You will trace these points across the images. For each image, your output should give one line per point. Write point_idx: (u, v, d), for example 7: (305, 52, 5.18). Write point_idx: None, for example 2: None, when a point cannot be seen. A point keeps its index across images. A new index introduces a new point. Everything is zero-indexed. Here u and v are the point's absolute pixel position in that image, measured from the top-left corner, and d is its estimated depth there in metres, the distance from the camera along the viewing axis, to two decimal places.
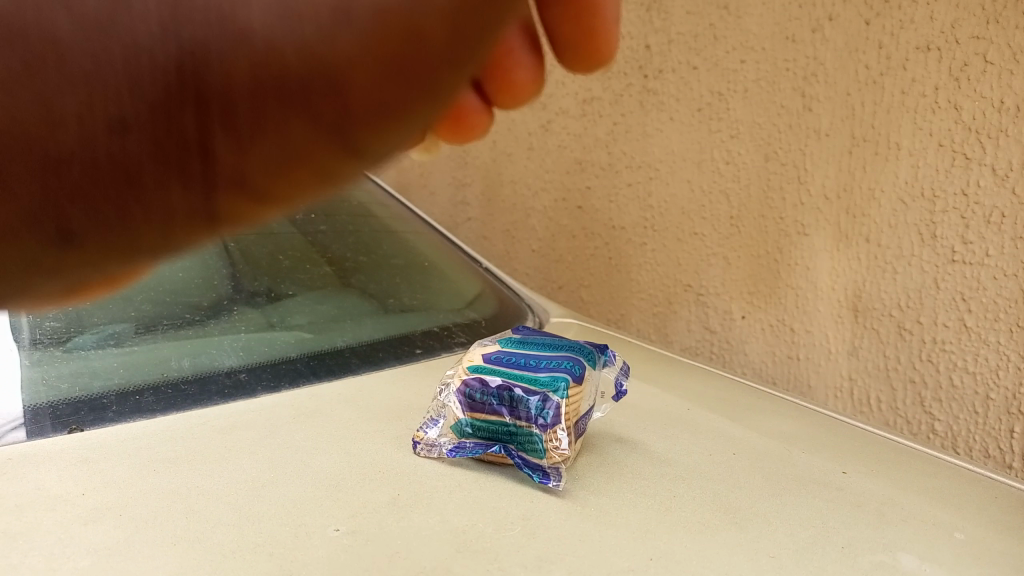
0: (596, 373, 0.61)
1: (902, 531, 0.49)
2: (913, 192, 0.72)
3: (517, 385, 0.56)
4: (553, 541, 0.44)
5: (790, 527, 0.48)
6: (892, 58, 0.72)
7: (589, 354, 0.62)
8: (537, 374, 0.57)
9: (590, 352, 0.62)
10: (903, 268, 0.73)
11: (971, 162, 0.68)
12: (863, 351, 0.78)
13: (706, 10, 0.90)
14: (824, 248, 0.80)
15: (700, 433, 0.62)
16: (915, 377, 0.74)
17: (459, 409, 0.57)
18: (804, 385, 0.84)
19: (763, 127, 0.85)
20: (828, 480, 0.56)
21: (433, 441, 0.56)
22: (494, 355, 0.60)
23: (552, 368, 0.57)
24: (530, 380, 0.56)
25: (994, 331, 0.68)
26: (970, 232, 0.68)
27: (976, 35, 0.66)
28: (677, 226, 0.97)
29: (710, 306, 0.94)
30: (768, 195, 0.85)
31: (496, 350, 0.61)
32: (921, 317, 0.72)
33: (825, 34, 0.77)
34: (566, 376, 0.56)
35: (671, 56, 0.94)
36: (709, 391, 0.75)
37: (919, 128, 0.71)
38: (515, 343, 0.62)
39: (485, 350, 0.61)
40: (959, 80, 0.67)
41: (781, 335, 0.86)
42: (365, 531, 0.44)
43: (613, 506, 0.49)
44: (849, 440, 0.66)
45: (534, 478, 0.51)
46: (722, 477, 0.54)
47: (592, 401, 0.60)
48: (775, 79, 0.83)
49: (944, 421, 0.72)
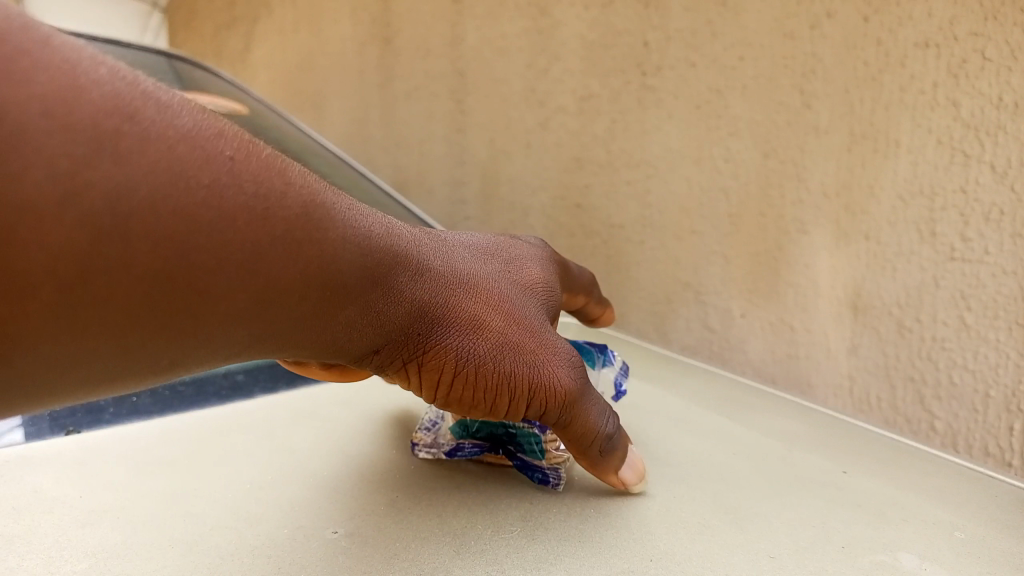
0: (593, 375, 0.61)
1: (901, 531, 0.48)
2: (912, 189, 0.71)
3: None
4: (553, 542, 0.44)
5: (790, 527, 0.48)
6: (891, 54, 0.71)
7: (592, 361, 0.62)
8: None
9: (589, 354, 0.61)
10: (903, 265, 0.72)
11: (970, 159, 0.67)
12: (863, 350, 0.77)
13: (704, 8, 0.90)
14: (824, 245, 0.79)
15: (700, 433, 0.62)
16: (914, 376, 0.73)
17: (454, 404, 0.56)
18: (805, 384, 0.83)
19: (762, 124, 0.85)
20: (828, 480, 0.55)
21: (433, 441, 0.55)
22: None
23: None
24: None
25: (993, 328, 0.66)
26: (969, 229, 0.67)
27: (974, 32, 0.65)
28: (676, 224, 0.97)
29: (709, 304, 0.94)
30: (767, 193, 0.85)
31: None
32: (921, 315, 0.71)
33: (824, 30, 0.77)
34: None
35: (670, 53, 0.95)
36: (708, 390, 0.75)
37: (917, 125, 0.70)
38: None
39: None
40: (958, 77, 0.67)
41: (780, 333, 0.86)
42: (363, 534, 0.44)
43: (612, 508, 0.48)
44: (848, 439, 0.66)
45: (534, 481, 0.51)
46: (722, 476, 0.54)
47: None
48: (774, 77, 0.82)
49: (943, 420, 0.71)
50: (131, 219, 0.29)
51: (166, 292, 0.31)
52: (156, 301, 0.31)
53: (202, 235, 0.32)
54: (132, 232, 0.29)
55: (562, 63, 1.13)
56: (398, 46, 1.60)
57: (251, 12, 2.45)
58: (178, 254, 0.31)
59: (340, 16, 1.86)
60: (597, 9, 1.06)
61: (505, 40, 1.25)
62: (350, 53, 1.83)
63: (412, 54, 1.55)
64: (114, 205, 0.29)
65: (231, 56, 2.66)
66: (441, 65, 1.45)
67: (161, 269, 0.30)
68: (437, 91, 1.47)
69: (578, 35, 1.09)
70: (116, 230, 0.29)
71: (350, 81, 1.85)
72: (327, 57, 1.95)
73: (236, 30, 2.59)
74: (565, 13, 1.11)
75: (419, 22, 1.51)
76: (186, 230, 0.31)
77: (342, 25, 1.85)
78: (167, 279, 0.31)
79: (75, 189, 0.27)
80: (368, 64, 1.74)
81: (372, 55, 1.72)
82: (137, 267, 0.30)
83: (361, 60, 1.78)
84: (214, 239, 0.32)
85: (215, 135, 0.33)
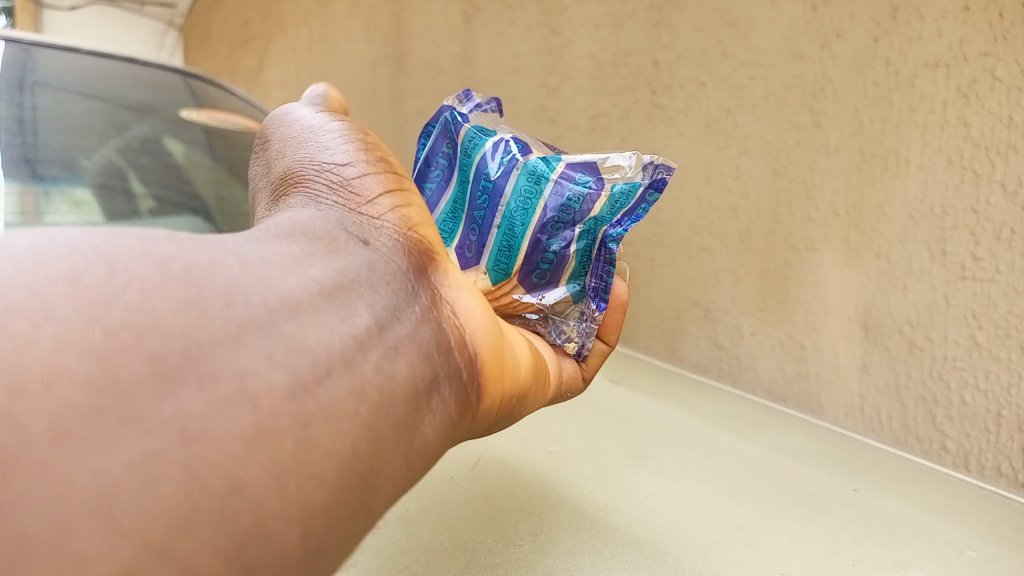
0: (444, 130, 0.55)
1: (912, 547, 0.49)
2: (922, 208, 0.71)
3: (537, 217, 0.49)
4: (563, 556, 0.44)
5: (800, 544, 0.48)
6: (901, 74, 0.72)
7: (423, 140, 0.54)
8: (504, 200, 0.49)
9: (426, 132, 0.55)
10: (914, 284, 0.72)
11: (981, 179, 0.67)
12: (873, 369, 0.77)
13: (714, 27, 0.91)
14: (834, 264, 0.79)
15: (709, 450, 0.62)
16: (926, 395, 0.72)
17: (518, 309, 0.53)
18: (815, 404, 0.83)
19: (771, 143, 0.85)
20: (838, 498, 0.55)
21: (579, 331, 0.51)
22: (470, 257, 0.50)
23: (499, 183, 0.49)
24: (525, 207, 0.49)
25: (1006, 348, 0.66)
26: (980, 248, 0.67)
27: (983, 52, 0.66)
28: (685, 241, 0.97)
29: (719, 322, 0.94)
30: (777, 211, 0.85)
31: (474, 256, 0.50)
32: (932, 334, 0.71)
33: (833, 50, 0.77)
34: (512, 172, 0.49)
35: (680, 72, 0.96)
36: (717, 408, 0.74)
37: (927, 145, 0.70)
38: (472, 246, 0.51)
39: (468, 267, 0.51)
40: (968, 97, 0.67)
41: (790, 351, 0.86)
42: (372, 547, 0.44)
43: (623, 523, 0.49)
44: (858, 458, 0.66)
45: (649, 196, 0.48)
46: (731, 493, 0.54)
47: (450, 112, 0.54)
48: (784, 96, 0.83)
49: (955, 439, 0.70)
50: (204, 315, 0.25)
51: (368, 271, 0.32)
52: (383, 284, 0.32)
53: (277, 269, 0.29)
54: (240, 317, 0.26)
55: (572, 81, 1.14)
56: (409, 65, 1.62)
57: (263, 31, 2.49)
58: (318, 275, 0.30)
59: (352, 35, 1.89)
60: (607, 28, 1.07)
61: (516, 58, 1.27)
62: (362, 71, 1.86)
63: (423, 73, 1.57)
64: (198, 327, 0.24)
65: (246, 74, 2.70)
66: (452, 83, 1.47)
67: (324, 306, 0.29)
68: None
69: (588, 54, 1.11)
70: (243, 329, 0.25)
71: (361, 99, 1.87)
72: (339, 75, 1.98)
73: (248, 49, 2.63)
74: (576, 32, 1.13)
75: (431, 41, 1.53)
76: (255, 280, 0.28)
77: (354, 43, 1.88)
78: (352, 276, 0.31)
79: (162, 350, 0.23)
80: (380, 82, 1.77)
81: (384, 74, 1.74)
82: (299, 332, 0.27)
83: (373, 78, 1.80)
84: (272, 256, 0.30)
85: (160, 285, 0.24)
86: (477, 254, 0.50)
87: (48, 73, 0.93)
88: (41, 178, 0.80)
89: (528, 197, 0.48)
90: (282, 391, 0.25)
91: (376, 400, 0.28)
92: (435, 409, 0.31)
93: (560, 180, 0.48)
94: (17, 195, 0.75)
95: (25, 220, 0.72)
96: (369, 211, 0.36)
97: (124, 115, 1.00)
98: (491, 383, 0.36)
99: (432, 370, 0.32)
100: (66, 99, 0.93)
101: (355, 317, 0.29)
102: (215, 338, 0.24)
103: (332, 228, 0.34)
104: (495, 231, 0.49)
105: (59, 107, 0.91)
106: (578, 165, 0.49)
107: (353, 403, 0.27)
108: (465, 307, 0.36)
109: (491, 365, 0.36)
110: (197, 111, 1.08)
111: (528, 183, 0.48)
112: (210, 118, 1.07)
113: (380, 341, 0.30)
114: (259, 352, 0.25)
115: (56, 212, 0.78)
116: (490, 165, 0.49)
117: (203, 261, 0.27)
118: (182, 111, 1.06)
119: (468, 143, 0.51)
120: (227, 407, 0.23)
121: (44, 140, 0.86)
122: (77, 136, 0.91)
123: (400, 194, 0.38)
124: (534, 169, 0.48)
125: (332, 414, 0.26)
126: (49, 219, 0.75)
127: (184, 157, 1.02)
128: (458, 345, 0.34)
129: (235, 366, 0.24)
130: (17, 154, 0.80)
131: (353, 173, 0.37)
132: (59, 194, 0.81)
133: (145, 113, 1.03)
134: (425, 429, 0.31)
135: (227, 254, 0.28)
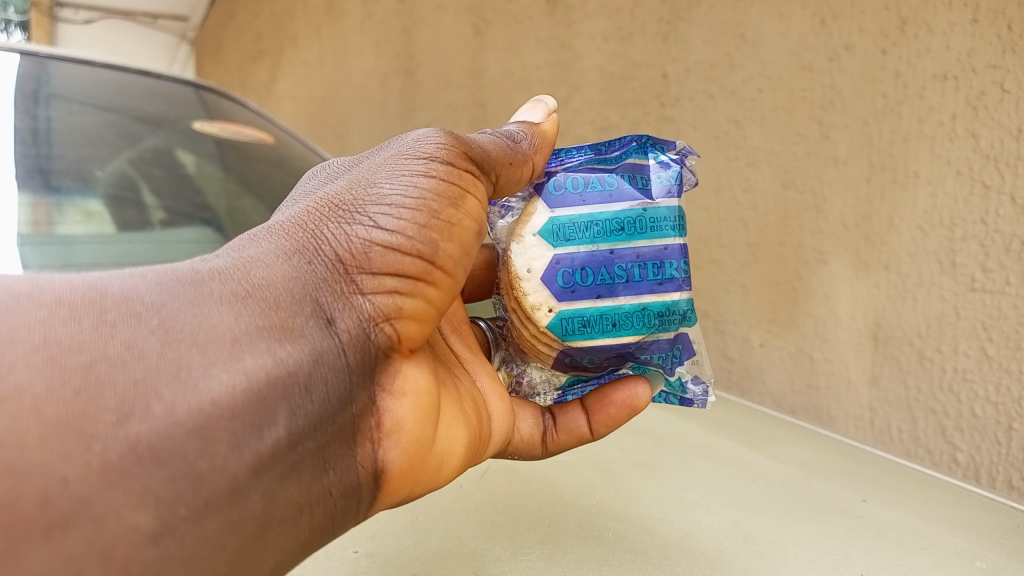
0: (654, 165, 0.51)
1: (920, 559, 0.48)
2: (932, 220, 0.70)
3: (632, 339, 0.49)
4: (569, 565, 0.44)
5: (809, 555, 0.47)
6: (909, 87, 0.72)
7: (636, 151, 0.51)
8: (625, 304, 0.49)
9: (643, 150, 0.51)
10: (924, 295, 0.71)
11: (991, 191, 0.66)
12: (884, 381, 0.76)
13: (724, 41, 0.92)
14: (843, 276, 0.79)
15: (718, 460, 0.62)
16: (936, 407, 0.71)
17: (497, 329, 0.56)
18: (824, 416, 0.82)
19: (780, 155, 0.85)
20: (847, 509, 0.55)
21: (530, 389, 0.56)
22: (555, 289, 0.49)
23: (639, 290, 0.49)
24: (631, 322, 0.49)
25: (1016, 360, 0.64)
26: (990, 260, 0.66)
27: (993, 65, 0.65)
28: (695, 254, 0.98)
29: (729, 334, 0.94)
30: (786, 223, 0.85)
31: (561, 299, 0.49)
32: (942, 345, 0.70)
33: (843, 63, 0.78)
34: (653, 300, 0.49)
35: (690, 84, 0.97)
36: (724, 418, 0.75)
37: (936, 157, 0.70)
38: (559, 273, 0.49)
39: (547, 295, 0.49)
40: (977, 109, 0.66)
41: (799, 364, 0.85)
42: (382, 554, 0.46)
43: (631, 532, 0.49)
44: (868, 469, 0.66)
45: (676, 399, 0.55)
46: (742, 504, 0.54)
47: (670, 165, 0.51)
48: (793, 108, 0.84)
49: (966, 451, 0.68)
50: (84, 436, 0.26)
51: (310, 368, 0.32)
52: (317, 388, 0.33)
53: (215, 358, 0.30)
54: (125, 444, 0.27)
55: (582, 93, 1.15)
56: (419, 78, 1.64)
57: (274, 45, 2.52)
58: (250, 369, 0.31)
59: (361, 49, 1.91)
60: (617, 41, 1.08)
61: (526, 71, 1.28)
62: (372, 84, 1.88)
63: (432, 85, 1.59)
64: (73, 456, 0.26)
65: (257, 86, 2.74)
66: (461, 96, 1.48)
67: (236, 418, 0.30)
68: (457, 122, 1.49)
69: (598, 67, 1.12)
70: (126, 460, 0.27)
71: (371, 112, 1.89)
72: (349, 87, 2.00)
73: (259, 63, 2.67)
74: (585, 45, 1.14)
75: (441, 55, 1.55)
76: (175, 374, 0.29)
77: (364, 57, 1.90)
78: (288, 373, 0.32)
79: (19, 496, 0.25)
80: (390, 95, 1.78)
81: (394, 87, 1.76)
82: (193, 456, 0.28)
83: (382, 91, 1.82)
84: (215, 334, 0.31)
85: (38, 405, 0.26)
86: (567, 296, 0.49)
87: (64, 84, 0.94)
88: (54, 189, 0.81)
89: (639, 318, 0.49)
90: (142, 536, 0.26)
91: (249, 530, 0.30)
92: (301, 531, 0.32)
93: (671, 337, 0.50)
94: (29, 205, 0.75)
95: (38, 230, 0.73)
96: (361, 285, 0.35)
97: (137, 126, 1.01)
98: (393, 490, 0.37)
99: (316, 492, 0.33)
100: (80, 111, 0.94)
101: (265, 434, 0.30)
102: (89, 472, 0.26)
103: (307, 298, 0.34)
104: (588, 302, 0.49)
105: (73, 117, 0.92)
106: (683, 337, 0.51)
107: (223, 538, 0.29)
108: (397, 420, 0.36)
109: (402, 480, 0.37)
110: (210, 123, 1.09)
111: (653, 315, 0.49)
112: (222, 130, 1.09)
113: (280, 462, 0.31)
114: (135, 486, 0.27)
115: (67, 221, 0.78)
116: (650, 262, 0.49)
117: (124, 349, 0.29)
118: (195, 123, 1.08)
119: (661, 217, 0.49)
120: (73, 562, 0.25)
121: (58, 151, 0.87)
122: (90, 147, 0.93)
123: (414, 280, 0.36)
124: (665, 309, 0.49)
125: (194, 554, 0.28)
126: (61, 228, 0.75)
127: (196, 168, 1.03)
128: (364, 459, 0.35)
129: (101, 505, 0.26)
130: (32, 164, 0.81)
131: (375, 236, 0.36)
132: (71, 204, 0.82)
133: (159, 124, 1.04)
134: (273, 552, 0.31)
135: (170, 333, 0.30)
